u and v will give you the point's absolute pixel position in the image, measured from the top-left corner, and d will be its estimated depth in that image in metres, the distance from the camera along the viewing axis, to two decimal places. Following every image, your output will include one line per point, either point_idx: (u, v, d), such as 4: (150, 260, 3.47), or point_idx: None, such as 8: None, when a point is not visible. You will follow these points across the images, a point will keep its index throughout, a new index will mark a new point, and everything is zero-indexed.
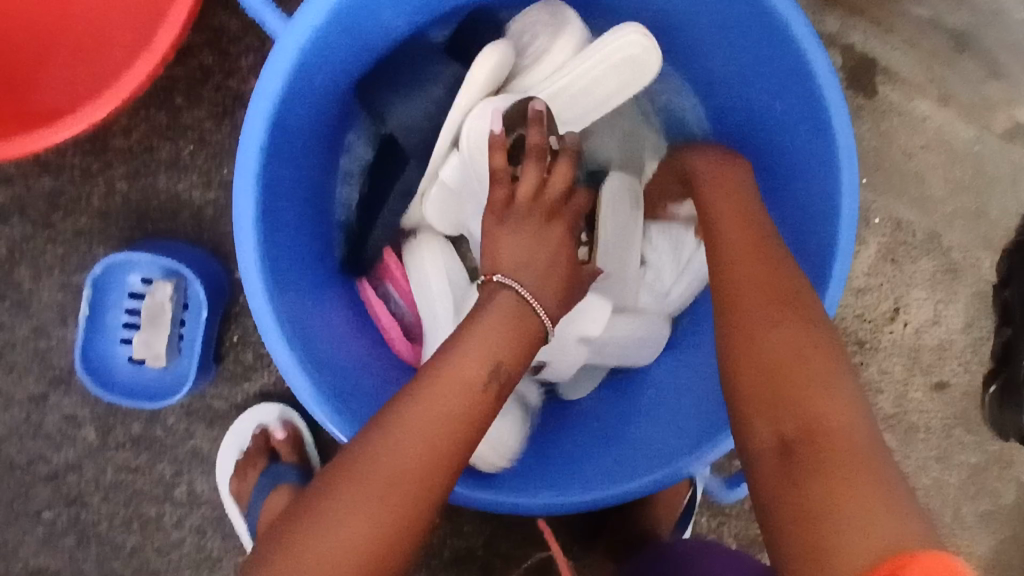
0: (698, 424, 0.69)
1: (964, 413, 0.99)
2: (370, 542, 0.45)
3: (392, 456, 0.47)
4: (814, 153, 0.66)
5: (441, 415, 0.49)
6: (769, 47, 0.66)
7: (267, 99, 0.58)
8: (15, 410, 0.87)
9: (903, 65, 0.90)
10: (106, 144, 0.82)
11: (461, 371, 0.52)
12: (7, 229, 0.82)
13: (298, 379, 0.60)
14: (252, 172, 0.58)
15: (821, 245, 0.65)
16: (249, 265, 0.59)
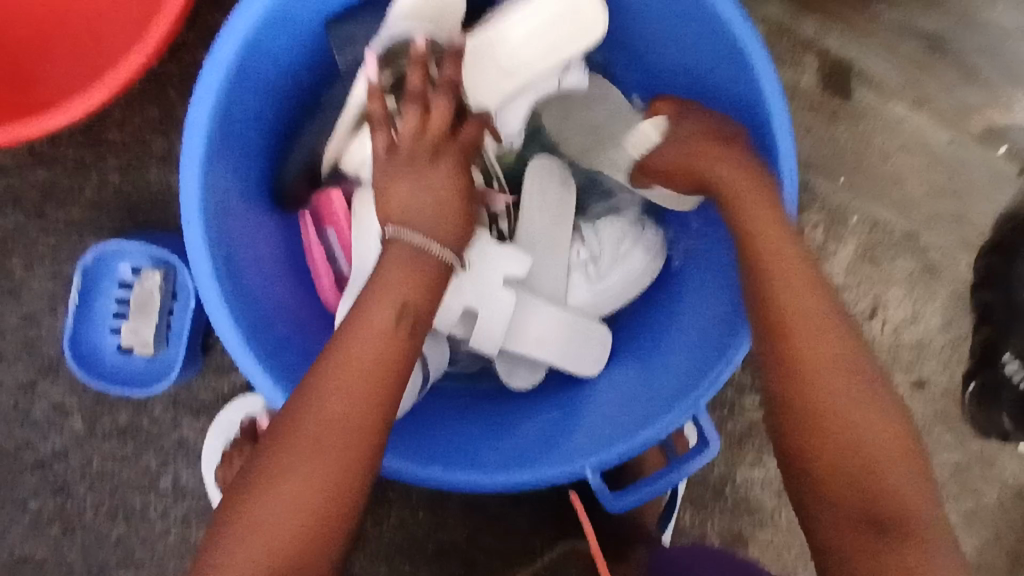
0: (644, 407, 0.74)
1: (944, 411, 1.00)
2: (315, 498, 0.51)
3: (321, 416, 0.53)
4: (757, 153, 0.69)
5: (360, 369, 0.54)
6: (719, 49, 0.70)
7: (239, 19, 0.61)
8: (5, 398, 0.88)
9: (879, 68, 0.93)
10: (100, 136, 0.83)
11: (377, 325, 0.56)
12: (1, 220, 0.84)
13: (216, 301, 0.62)
14: (210, 90, 0.61)
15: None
16: (192, 182, 0.62)
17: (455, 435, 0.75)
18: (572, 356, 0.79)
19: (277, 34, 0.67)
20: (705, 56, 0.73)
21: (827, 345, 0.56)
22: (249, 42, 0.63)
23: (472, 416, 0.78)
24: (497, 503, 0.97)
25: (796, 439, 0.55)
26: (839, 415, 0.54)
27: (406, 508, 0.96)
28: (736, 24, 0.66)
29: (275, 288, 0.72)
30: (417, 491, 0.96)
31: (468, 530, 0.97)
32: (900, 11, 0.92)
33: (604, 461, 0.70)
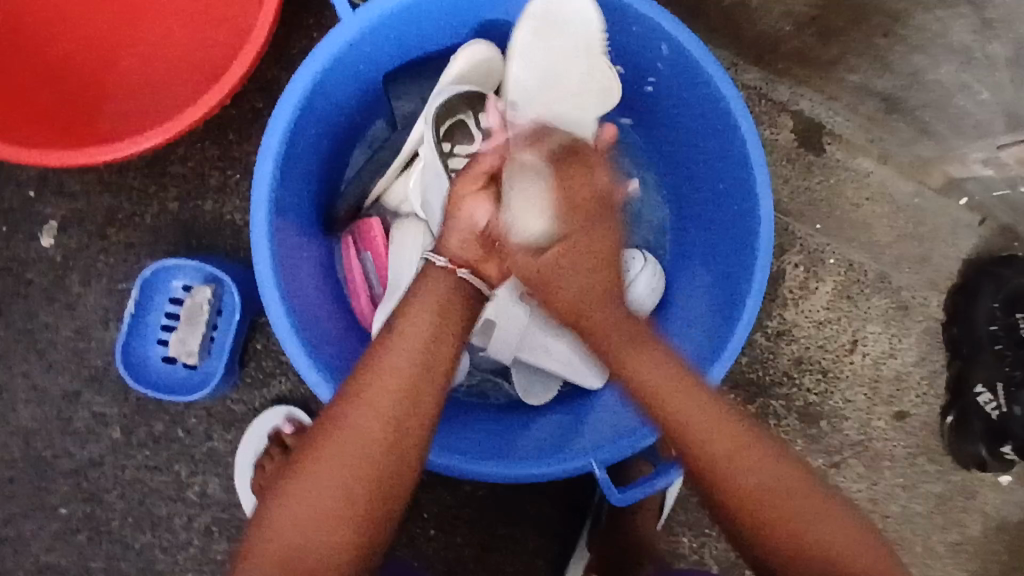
0: (647, 410, 0.81)
1: (925, 443, 1.07)
2: (337, 501, 0.59)
3: (351, 432, 0.61)
4: (739, 200, 0.81)
5: (386, 392, 0.62)
6: (698, 99, 0.81)
7: (309, 67, 0.73)
8: (48, 406, 0.93)
9: (846, 128, 1.05)
10: (163, 169, 0.94)
11: (405, 350, 0.65)
12: (66, 240, 0.93)
13: (275, 302, 0.71)
14: (281, 123, 0.72)
15: (743, 275, 0.78)
16: (260, 200, 0.72)
17: (475, 436, 0.81)
18: (579, 367, 0.86)
19: (340, 82, 0.79)
20: (686, 105, 0.84)
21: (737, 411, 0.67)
22: (314, 87, 0.74)
23: (490, 423, 0.85)
24: (504, 523, 1.00)
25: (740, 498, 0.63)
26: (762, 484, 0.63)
27: (417, 526, 0.99)
28: (714, 76, 0.77)
29: (319, 299, 0.81)
30: (428, 511, 0.99)
31: (476, 549, 1.00)
32: (860, 75, 0.98)
33: (609, 456, 0.77)
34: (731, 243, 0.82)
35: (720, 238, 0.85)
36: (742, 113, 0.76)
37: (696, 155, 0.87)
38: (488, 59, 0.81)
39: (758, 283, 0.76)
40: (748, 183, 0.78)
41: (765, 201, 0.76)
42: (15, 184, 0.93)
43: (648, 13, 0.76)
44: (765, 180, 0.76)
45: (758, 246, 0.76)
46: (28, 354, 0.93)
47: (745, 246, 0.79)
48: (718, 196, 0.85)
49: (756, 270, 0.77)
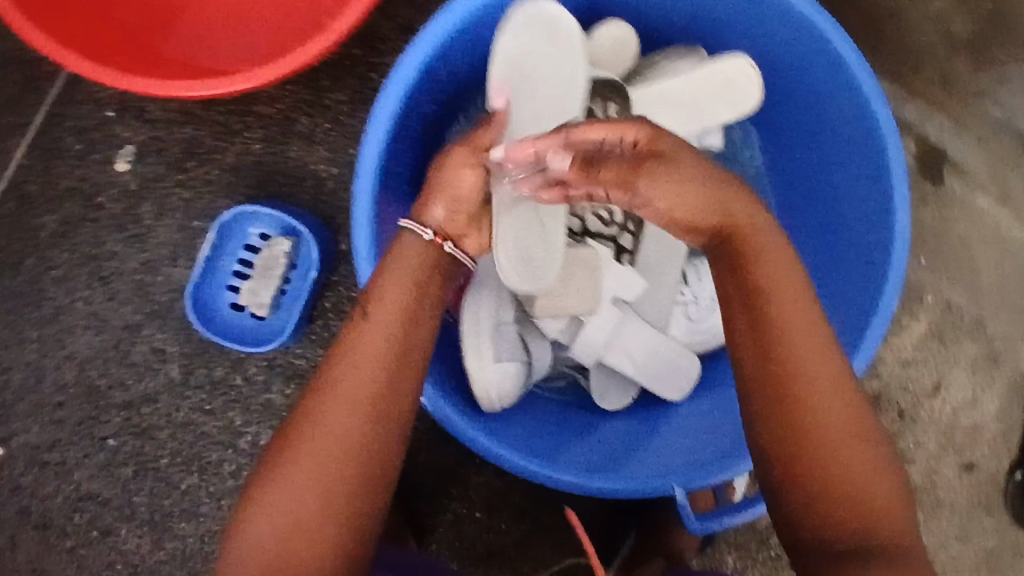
0: (730, 438, 0.76)
1: (987, 497, 1.03)
2: (310, 506, 0.51)
3: (323, 420, 0.53)
4: (867, 236, 0.73)
5: (363, 373, 0.54)
6: (841, 115, 0.74)
7: (436, 28, 0.67)
8: (107, 335, 0.90)
9: (970, 161, 0.97)
10: (250, 108, 0.89)
11: (376, 328, 0.56)
12: (142, 167, 0.89)
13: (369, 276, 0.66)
14: (400, 83, 0.67)
15: (860, 317, 0.71)
16: (366, 166, 0.66)
17: (544, 439, 0.77)
18: (661, 382, 0.82)
19: (461, 47, 0.72)
20: (822, 118, 0.77)
21: (822, 360, 0.53)
22: (440, 47, 0.69)
23: (558, 425, 0.81)
24: (550, 518, 0.98)
25: (794, 452, 0.51)
26: (839, 438, 0.51)
27: (463, 506, 0.98)
28: (868, 91, 0.69)
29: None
30: (476, 493, 0.97)
31: (516, 538, 0.98)
32: (1003, 110, 0.96)
33: (692, 481, 0.72)
34: (850, 276, 0.75)
35: (835, 270, 0.77)
36: (892, 140, 0.70)
37: (821, 174, 0.80)
38: (625, 44, 0.76)
39: (877, 329, 0.69)
40: (885, 220, 0.71)
41: (899, 245, 0.69)
42: (95, 103, 0.88)
43: (806, 13, 0.69)
44: (904, 214, 0.69)
45: (884, 288, 0.69)
46: (92, 280, 0.90)
47: (868, 282, 0.72)
48: (843, 224, 0.76)
49: (876, 315, 0.69)
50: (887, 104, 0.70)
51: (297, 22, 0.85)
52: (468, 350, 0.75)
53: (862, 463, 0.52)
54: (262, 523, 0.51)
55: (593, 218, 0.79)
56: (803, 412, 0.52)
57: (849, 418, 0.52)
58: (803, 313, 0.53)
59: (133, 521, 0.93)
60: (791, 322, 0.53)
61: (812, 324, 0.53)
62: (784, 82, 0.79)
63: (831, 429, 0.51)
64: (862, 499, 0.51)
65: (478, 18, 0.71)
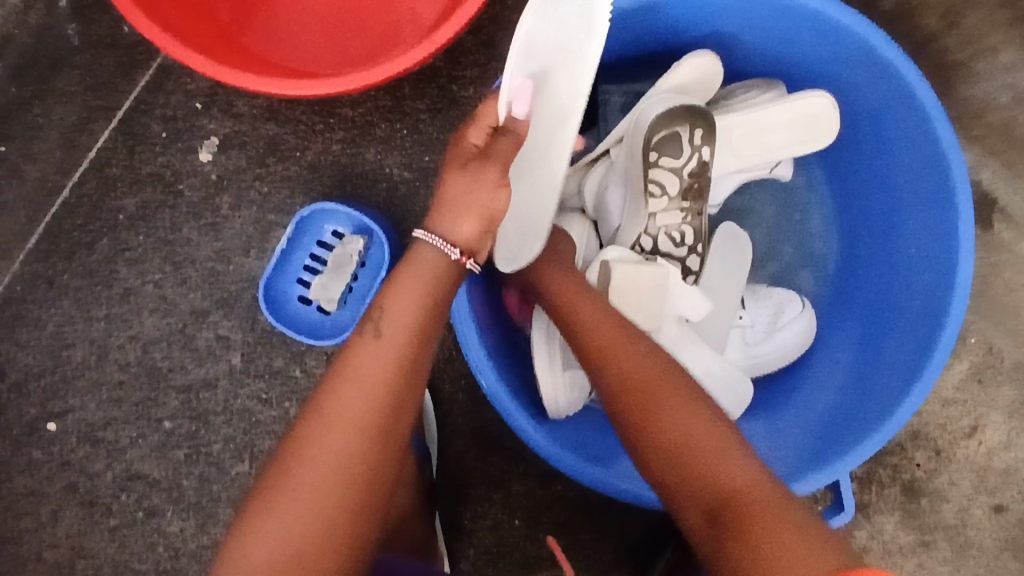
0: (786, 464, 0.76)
1: (1014, 539, 1.05)
2: (309, 533, 0.49)
3: (323, 445, 0.51)
4: (930, 272, 0.77)
5: (366, 394, 0.53)
6: (914, 156, 0.77)
7: None
8: (173, 320, 0.92)
9: (1021, 209, 0.99)
10: (333, 109, 0.91)
11: (382, 348, 0.54)
12: (224, 159, 0.91)
13: None
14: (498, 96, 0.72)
15: (921, 350, 0.74)
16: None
17: (600, 450, 0.79)
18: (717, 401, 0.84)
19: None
20: (893, 157, 0.80)
21: (637, 362, 0.61)
22: None
23: (613, 437, 0.83)
24: (589, 530, 0.99)
25: (639, 435, 0.57)
26: (651, 406, 0.57)
27: (503, 512, 0.99)
28: (943, 137, 0.72)
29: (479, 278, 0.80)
30: (518, 501, 0.99)
31: (554, 548, 0.99)
32: None
33: None
34: (911, 310, 0.78)
35: (897, 302, 0.80)
36: (963, 185, 0.72)
37: (887, 208, 0.83)
38: (710, 73, 0.79)
39: (937, 363, 0.72)
40: (949, 258, 0.74)
41: (963, 283, 0.72)
42: (184, 93, 0.91)
43: (889, 57, 0.72)
44: (969, 255, 0.72)
45: (946, 325, 0.72)
46: (164, 265, 0.92)
47: (930, 318, 0.75)
48: (907, 259, 0.80)
49: (935, 350, 0.72)
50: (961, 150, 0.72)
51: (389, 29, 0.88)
52: (535, 357, 0.79)
53: (697, 428, 0.55)
54: (254, 539, 0.50)
55: (666, 237, 0.80)
56: (643, 416, 0.57)
57: (665, 396, 0.57)
58: (640, 362, 0.61)
59: (181, 503, 0.94)
60: (626, 370, 0.61)
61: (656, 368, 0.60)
62: (859, 119, 0.82)
63: (685, 446, 0.54)
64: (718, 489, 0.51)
65: None
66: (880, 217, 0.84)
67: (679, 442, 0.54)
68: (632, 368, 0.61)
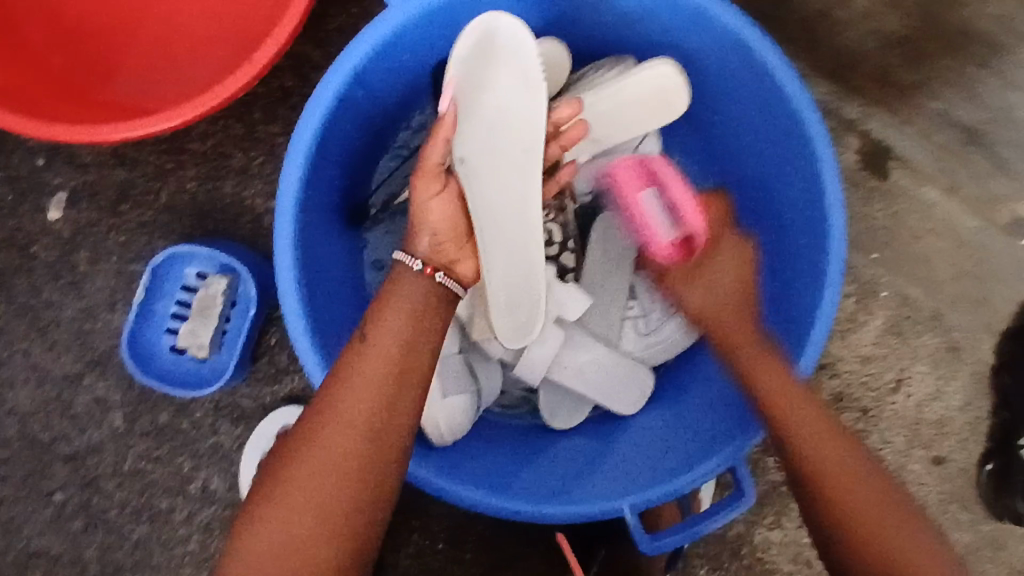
0: (683, 454, 0.74)
1: (960, 490, 1.01)
2: (306, 535, 0.52)
3: (319, 448, 0.54)
4: (807, 230, 0.73)
5: (358, 416, 0.55)
6: (772, 119, 0.74)
7: (352, 52, 0.65)
8: (48, 387, 0.89)
9: (915, 154, 0.96)
10: (183, 146, 0.87)
11: (373, 357, 0.57)
12: (75, 213, 0.88)
13: (294, 304, 0.64)
14: (318, 109, 0.65)
15: (805, 318, 0.71)
16: (285, 201, 0.65)
17: (495, 466, 0.76)
18: (610, 395, 0.81)
19: (381, 72, 0.71)
20: (755, 122, 0.77)
21: (805, 408, 0.65)
22: (360, 70, 0.67)
23: (507, 451, 0.79)
24: (516, 544, 0.96)
25: (809, 488, 0.61)
26: (815, 460, 0.61)
27: (426, 538, 0.95)
28: (795, 97, 0.69)
29: (343, 307, 0.75)
30: (438, 523, 0.95)
31: (481, 568, 0.96)
32: (940, 102, 0.94)
33: (642, 500, 0.71)
34: (794, 277, 0.75)
35: (780, 272, 0.77)
36: (823, 142, 0.69)
37: (759, 175, 0.80)
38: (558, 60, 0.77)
39: (822, 327, 0.69)
40: (820, 215, 0.70)
41: (836, 242, 0.69)
42: (23, 150, 0.87)
43: (728, 20, 0.69)
44: (838, 216, 0.69)
45: (825, 289, 0.69)
46: (30, 331, 0.89)
47: (810, 283, 0.72)
48: (784, 227, 0.77)
49: (819, 316, 0.70)
50: (815, 106, 0.69)
51: (227, 55, 0.84)
52: None
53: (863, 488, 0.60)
54: (259, 529, 0.53)
55: None
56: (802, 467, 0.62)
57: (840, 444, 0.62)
58: (806, 410, 0.64)
59: None
60: (791, 418, 0.64)
61: (821, 425, 0.63)
62: (716, 89, 0.79)
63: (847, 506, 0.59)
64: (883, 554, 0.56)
65: (400, 38, 0.68)
66: (755, 186, 0.81)
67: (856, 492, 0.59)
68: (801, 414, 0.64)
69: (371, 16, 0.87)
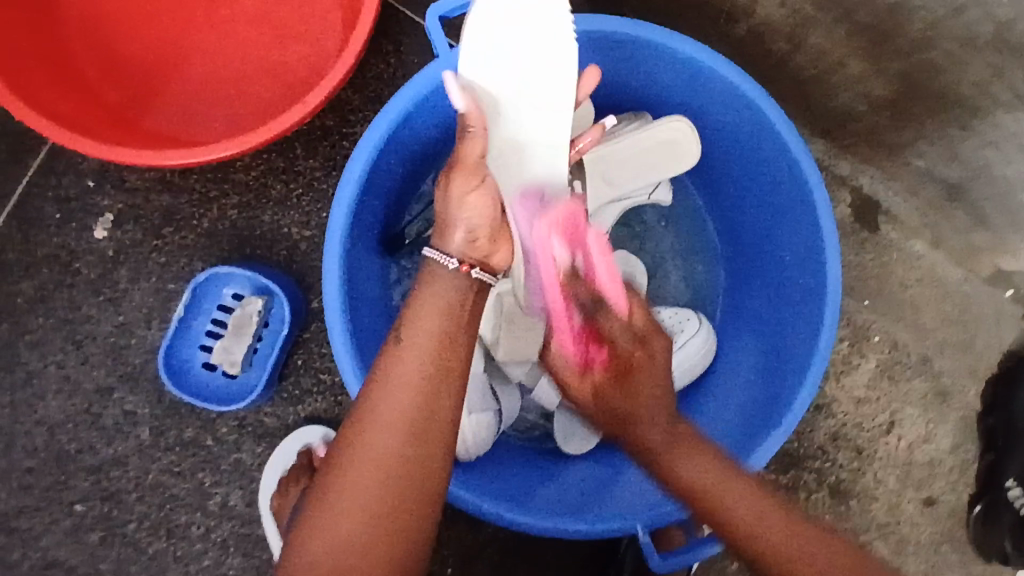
0: None
1: (951, 531, 1.05)
2: (361, 524, 0.54)
3: (367, 446, 0.56)
4: (806, 270, 0.80)
5: (401, 409, 0.57)
6: (775, 170, 0.81)
7: (403, 97, 0.72)
8: (79, 399, 0.92)
9: (902, 209, 1.03)
10: (227, 176, 0.93)
11: (407, 357, 0.59)
12: (119, 234, 0.93)
13: (338, 322, 0.69)
14: (370, 145, 0.72)
15: (805, 351, 0.78)
16: (335, 227, 0.71)
17: (514, 484, 0.79)
18: None
19: (424, 115, 0.78)
20: (757, 173, 0.84)
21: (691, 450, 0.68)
22: (408, 113, 0.74)
23: (523, 471, 0.83)
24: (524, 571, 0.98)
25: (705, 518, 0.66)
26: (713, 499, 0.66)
27: (435, 562, 0.97)
28: (796, 151, 0.76)
29: (377, 330, 0.80)
30: (447, 548, 0.98)
31: None
32: (926, 161, 1.02)
33: (652, 519, 0.74)
34: (795, 314, 0.81)
35: (782, 309, 0.84)
36: (821, 191, 0.76)
37: (760, 221, 0.87)
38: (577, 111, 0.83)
39: (821, 359, 0.75)
40: (819, 257, 0.77)
41: (833, 283, 0.76)
42: (75, 174, 0.93)
43: (737, 82, 0.77)
44: (836, 257, 0.76)
45: (823, 325, 0.75)
46: (66, 344, 0.93)
47: (810, 319, 0.78)
48: (786, 268, 0.83)
49: (818, 349, 0.76)
50: (813, 161, 0.77)
51: (274, 96, 0.92)
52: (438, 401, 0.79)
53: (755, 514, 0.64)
54: (315, 531, 0.55)
55: None
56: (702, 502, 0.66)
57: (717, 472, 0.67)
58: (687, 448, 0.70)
59: None
60: (686, 469, 0.67)
61: (722, 479, 0.67)
62: (721, 143, 0.86)
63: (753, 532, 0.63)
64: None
65: (445, 86, 0.76)
66: (757, 230, 0.88)
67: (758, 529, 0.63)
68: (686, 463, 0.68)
69: (409, 67, 0.95)
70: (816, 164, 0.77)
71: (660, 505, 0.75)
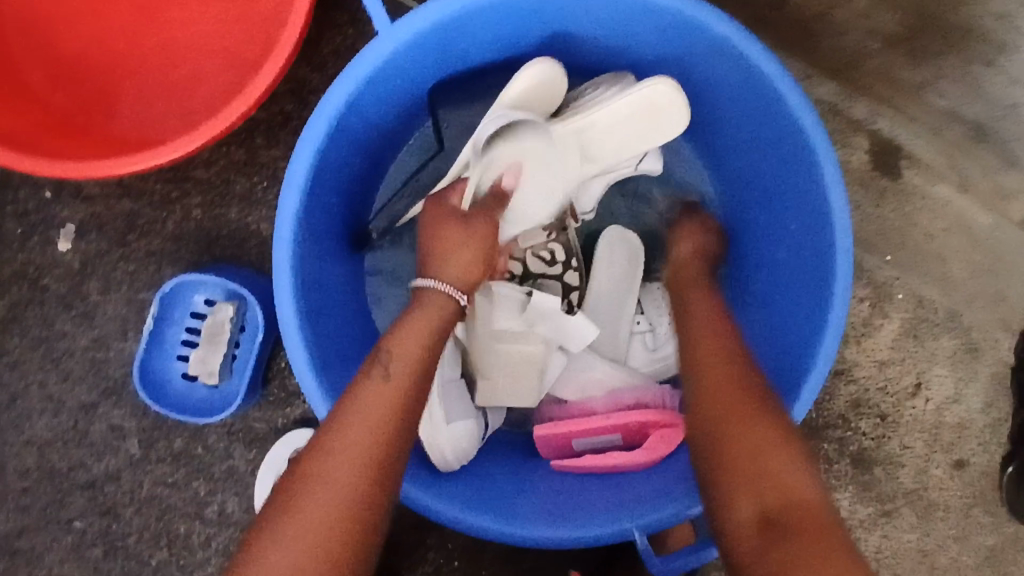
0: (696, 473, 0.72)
1: (983, 493, 0.99)
2: (310, 536, 0.51)
3: (330, 452, 0.54)
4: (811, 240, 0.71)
5: (367, 425, 0.56)
6: (777, 131, 0.72)
7: (348, 80, 0.65)
8: (64, 416, 0.90)
9: (926, 152, 0.95)
10: (187, 174, 0.88)
11: (392, 380, 0.59)
12: (84, 245, 0.88)
13: (296, 335, 0.64)
14: (316, 137, 0.65)
15: (811, 332, 0.69)
16: (285, 232, 0.65)
17: (507, 488, 0.75)
18: None
19: (375, 98, 0.70)
20: (756, 130, 0.75)
21: (719, 368, 0.63)
22: (356, 97, 0.67)
23: (516, 471, 0.79)
24: (532, 560, 0.95)
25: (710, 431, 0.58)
26: (731, 413, 0.58)
27: (442, 555, 0.95)
28: (797, 108, 0.67)
29: (348, 333, 0.75)
30: (453, 541, 0.95)
31: None
32: (950, 101, 0.93)
33: (653, 522, 0.69)
34: (799, 290, 0.73)
35: (786, 281, 0.76)
36: (827, 152, 0.67)
37: (766, 179, 0.77)
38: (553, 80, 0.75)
39: (831, 342, 0.67)
40: (825, 226, 0.68)
41: (843, 255, 0.67)
42: (31, 184, 0.88)
43: (726, 33, 0.67)
44: (845, 224, 0.66)
45: (831, 305, 0.67)
46: (45, 362, 0.90)
47: (816, 296, 0.70)
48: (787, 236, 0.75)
49: (826, 330, 0.67)
50: (818, 117, 0.68)
51: (224, 81, 0.84)
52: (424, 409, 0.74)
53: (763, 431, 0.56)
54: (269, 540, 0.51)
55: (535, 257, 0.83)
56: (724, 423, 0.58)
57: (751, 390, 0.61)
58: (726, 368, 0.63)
59: None
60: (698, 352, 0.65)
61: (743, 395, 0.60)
62: (716, 99, 0.77)
63: (736, 419, 0.58)
64: (745, 447, 0.55)
65: (397, 61, 0.68)
66: (758, 194, 0.79)
67: (761, 448, 0.55)
68: (721, 376, 0.62)
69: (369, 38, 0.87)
70: (821, 121, 0.67)
71: (661, 503, 0.70)
